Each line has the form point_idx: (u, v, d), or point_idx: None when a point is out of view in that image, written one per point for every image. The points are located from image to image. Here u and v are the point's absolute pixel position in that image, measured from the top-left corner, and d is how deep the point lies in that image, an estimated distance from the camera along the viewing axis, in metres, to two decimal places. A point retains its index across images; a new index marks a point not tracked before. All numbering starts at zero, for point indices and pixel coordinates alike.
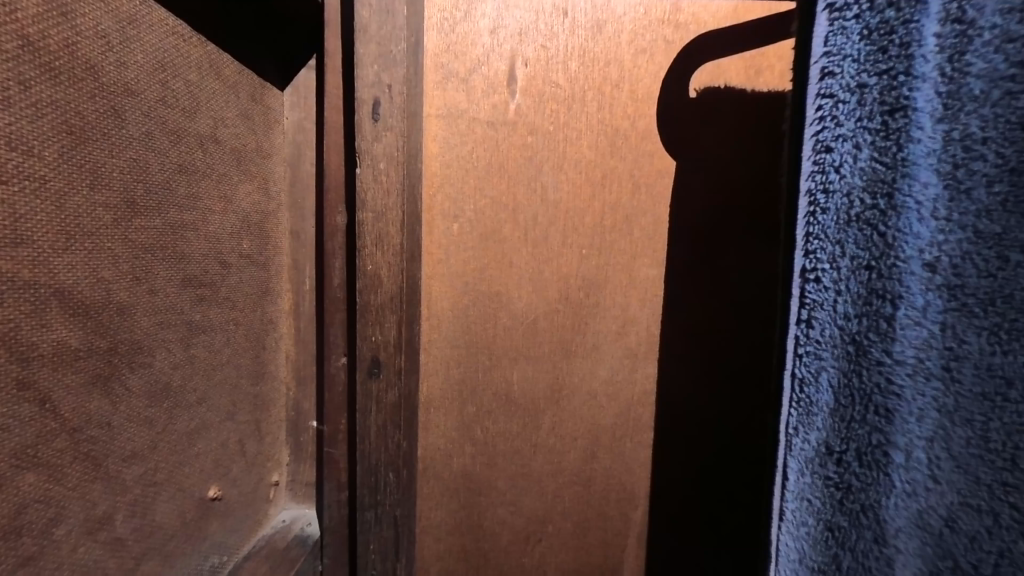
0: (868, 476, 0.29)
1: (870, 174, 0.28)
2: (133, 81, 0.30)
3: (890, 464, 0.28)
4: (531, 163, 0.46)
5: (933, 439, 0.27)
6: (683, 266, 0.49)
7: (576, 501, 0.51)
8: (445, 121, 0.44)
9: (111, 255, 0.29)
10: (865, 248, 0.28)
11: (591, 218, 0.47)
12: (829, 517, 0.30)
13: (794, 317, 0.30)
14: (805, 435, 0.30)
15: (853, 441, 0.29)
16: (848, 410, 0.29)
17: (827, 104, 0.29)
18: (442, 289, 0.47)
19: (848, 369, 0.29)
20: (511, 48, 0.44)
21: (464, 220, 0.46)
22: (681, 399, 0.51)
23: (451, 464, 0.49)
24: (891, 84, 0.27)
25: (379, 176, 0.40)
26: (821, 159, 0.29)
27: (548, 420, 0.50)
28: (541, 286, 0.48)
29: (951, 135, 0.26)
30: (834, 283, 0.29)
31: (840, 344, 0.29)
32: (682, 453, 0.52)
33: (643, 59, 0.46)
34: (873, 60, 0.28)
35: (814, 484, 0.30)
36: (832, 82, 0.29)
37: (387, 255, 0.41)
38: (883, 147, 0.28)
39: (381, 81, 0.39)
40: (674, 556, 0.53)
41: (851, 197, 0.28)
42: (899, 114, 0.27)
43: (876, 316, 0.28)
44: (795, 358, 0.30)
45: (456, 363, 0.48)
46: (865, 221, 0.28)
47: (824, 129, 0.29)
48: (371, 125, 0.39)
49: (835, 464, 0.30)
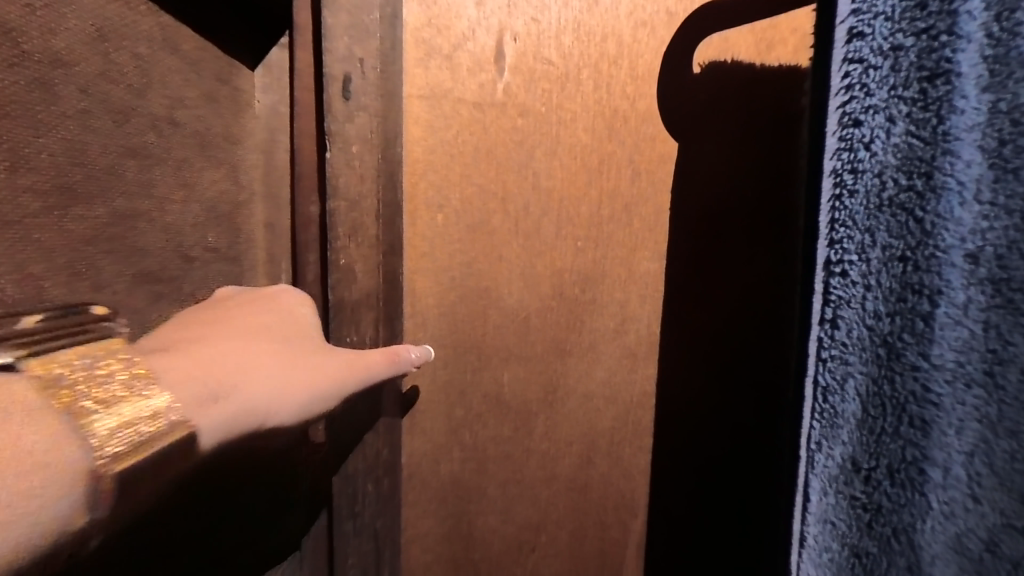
0: (901, 495, 0.28)
1: (905, 150, 0.26)
2: (65, 52, 0.27)
3: (926, 482, 0.27)
4: (521, 148, 0.42)
5: (973, 453, 0.26)
6: (685, 256, 0.46)
7: (572, 508, 0.49)
8: (428, 103, 0.40)
9: (42, 247, 0.26)
10: (898, 236, 0.27)
11: (587, 209, 0.44)
12: (856, 541, 0.28)
13: (819, 317, 0.28)
14: (829, 450, 0.28)
15: (884, 457, 0.28)
16: (878, 421, 0.28)
17: (855, 70, 0.26)
18: (426, 284, 0.43)
19: (879, 376, 0.27)
20: (498, 21, 0.40)
21: (449, 210, 0.42)
22: (681, 399, 0.48)
23: (439, 470, 0.46)
24: (930, 46, 0.25)
25: (351, 161, 0.36)
26: (848, 133, 0.27)
27: (541, 424, 0.47)
28: (533, 281, 0.44)
29: (997, 106, 0.25)
30: (862, 277, 0.27)
31: (870, 347, 0.27)
32: (687, 457, 0.49)
33: (643, 34, 0.42)
34: (909, 18, 0.26)
35: (838, 505, 0.29)
36: (861, 44, 0.26)
37: (362, 248, 0.37)
38: (922, 119, 0.26)
39: (351, 53, 0.35)
40: (669, 556, 0.50)
41: (884, 176, 0.26)
42: (940, 81, 0.25)
43: (910, 314, 0.27)
44: (818, 362, 0.28)
45: (443, 364, 0.45)
46: (899, 206, 0.26)
47: (851, 99, 0.26)
48: (343, 104, 0.36)
49: (862, 481, 0.28)
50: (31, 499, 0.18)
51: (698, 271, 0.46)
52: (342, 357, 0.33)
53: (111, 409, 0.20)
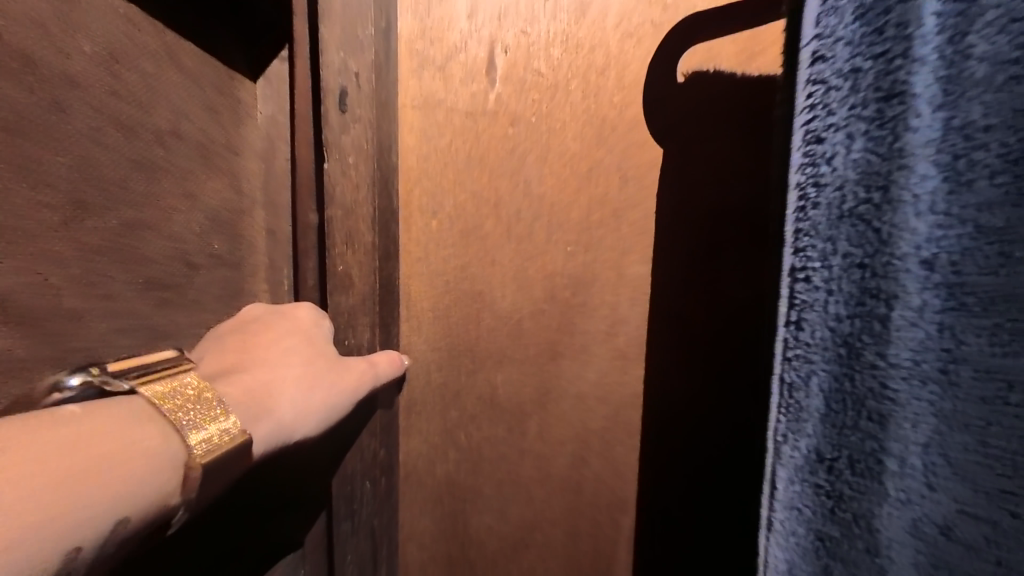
0: (860, 484, 0.24)
1: (865, 166, 0.23)
2: (77, 72, 0.27)
3: (884, 472, 0.23)
4: (513, 155, 0.43)
5: (929, 445, 0.22)
6: (684, 254, 0.46)
7: (566, 507, 0.50)
8: (421, 113, 0.42)
9: (62, 260, 0.27)
10: (857, 245, 0.23)
11: (578, 214, 0.45)
12: (820, 526, 0.25)
13: (783, 319, 0.25)
14: (794, 442, 0.25)
15: (845, 447, 0.24)
16: (840, 416, 0.24)
17: (818, 91, 0.23)
18: (422, 290, 0.45)
19: (840, 373, 0.24)
20: (489, 33, 0.41)
21: (444, 216, 0.44)
22: (679, 397, 0.48)
23: (434, 471, 0.48)
24: (887, 69, 0.22)
25: (347, 170, 0.36)
26: (811, 150, 0.24)
27: (534, 425, 0.48)
28: (526, 285, 0.46)
29: (951, 124, 0.21)
30: (825, 282, 0.24)
31: (830, 347, 0.24)
32: (682, 456, 0.49)
33: (630, 44, 0.43)
34: (868, 42, 0.22)
35: (804, 492, 0.25)
36: (824, 67, 0.23)
37: (358, 255, 0.38)
38: (877, 138, 0.22)
39: (348, 67, 0.35)
40: (666, 554, 0.51)
41: (844, 191, 0.23)
42: (896, 102, 0.22)
43: (868, 317, 0.23)
44: (781, 359, 0.25)
45: (437, 368, 0.46)
46: (858, 217, 0.23)
47: (814, 118, 0.24)
48: (338, 115, 0.35)
49: (825, 471, 0.24)
50: (126, 490, 0.20)
51: (697, 271, 0.46)
52: (358, 365, 0.36)
53: (195, 423, 0.23)
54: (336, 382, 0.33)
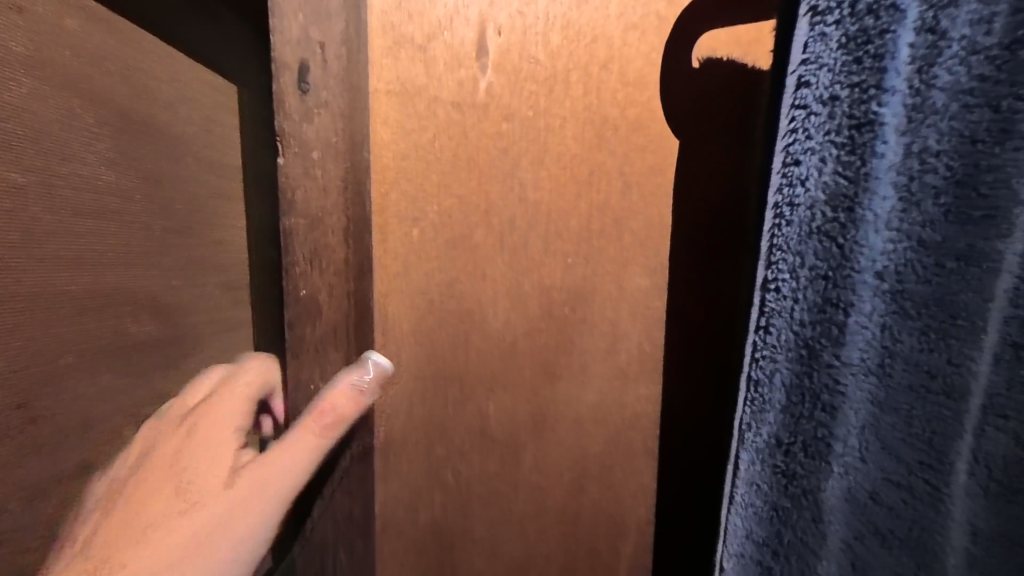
0: (811, 464, 0.30)
1: (834, 187, 0.27)
2: None
3: (831, 453, 0.30)
4: (506, 155, 0.38)
5: (865, 427, 0.29)
6: (685, 249, 0.43)
7: (563, 539, 0.46)
8: (398, 100, 0.35)
9: None
10: (824, 259, 0.28)
11: (577, 222, 0.40)
12: (775, 499, 0.31)
13: (754, 325, 0.30)
14: (757, 429, 0.31)
15: (800, 434, 0.30)
16: (798, 406, 0.30)
17: (800, 115, 0.28)
18: (400, 307, 0.38)
19: (800, 371, 0.29)
20: (479, 12, 0.35)
21: (426, 225, 0.37)
22: (680, 399, 0.46)
23: (416, 517, 0.41)
24: (861, 97, 0.27)
25: (311, 169, 0.28)
26: (789, 172, 0.28)
27: (530, 455, 0.43)
28: (520, 301, 0.41)
29: (910, 149, 0.27)
30: (792, 292, 0.29)
31: (793, 348, 0.29)
32: (682, 457, 0.47)
33: (634, 37, 0.39)
34: (847, 71, 0.27)
35: (762, 471, 0.31)
36: (807, 92, 0.28)
37: (327, 277, 0.29)
38: (847, 161, 0.27)
39: (309, 36, 0.26)
40: (662, 559, 0.49)
41: (814, 210, 0.28)
42: (865, 129, 0.27)
43: (828, 323, 0.29)
44: (752, 359, 0.31)
45: (419, 399, 0.40)
46: (825, 233, 0.28)
47: (795, 141, 0.28)
48: (298, 99, 0.27)
49: (783, 454, 0.30)
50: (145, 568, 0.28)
51: (700, 268, 0.44)
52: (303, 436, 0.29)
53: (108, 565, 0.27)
54: (256, 466, 0.30)
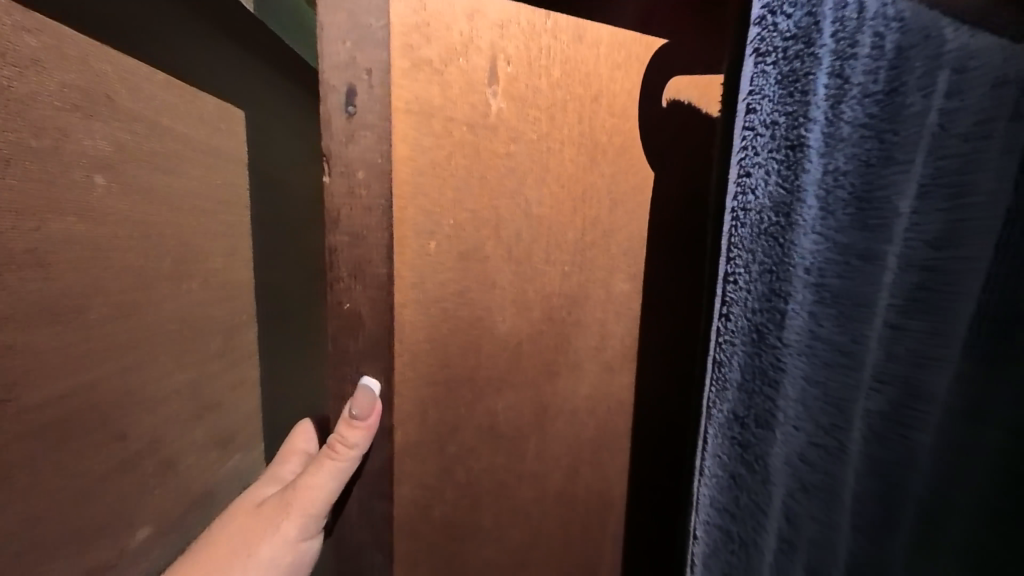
0: (761, 433, 0.38)
1: (776, 196, 0.35)
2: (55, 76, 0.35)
3: (774, 420, 0.37)
4: (513, 174, 0.41)
5: (799, 399, 0.37)
6: (660, 267, 0.51)
7: (560, 519, 0.51)
8: (416, 120, 0.37)
9: None
10: (770, 256, 0.36)
11: (573, 234, 0.45)
12: (732, 466, 0.39)
13: (717, 313, 0.37)
14: (720, 406, 0.39)
15: (753, 408, 0.38)
16: (750, 383, 0.37)
17: (749, 135, 0.35)
18: (416, 317, 0.39)
19: (751, 352, 0.37)
20: (490, 42, 0.38)
21: (441, 238, 0.39)
22: (656, 399, 0.53)
23: (430, 515, 0.43)
24: (794, 123, 0.34)
25: (354, 189, 0.29)
26: (742, 181, 0.36)
27: (533, 446, 0.47)
28: (525, 307, 0.44)
29: (827, 168, 0.35)
30: (746, 284, 0.36)
31: (747, 333, 0.37)
32: (660, 453, 0.55)
33: (619, 75, 0.44)
34: (784, 101, 0.35)
35: (722, 444, 0.39)
36: (754, 117, 0.35)
37: (367, 290, 0.30)
38: (786, 175, 0.35)
39: (355, 64, 0.28)
40: (654, 547, 0.56)
41: (762, 215, 0.35)
42: (797, 150, 0.35)
43: (773, 311, 0.36)
44: (715, 343, 0.38)
45: (434, 403, 0.42)
46: (770, 234, 0.36)
47: (746, 157, 0.35)
48: (343, 121, 0.28)
49: (739, 426, 0.38)
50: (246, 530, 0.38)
51: (672, 282, 0.51)
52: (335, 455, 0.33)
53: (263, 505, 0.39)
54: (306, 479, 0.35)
